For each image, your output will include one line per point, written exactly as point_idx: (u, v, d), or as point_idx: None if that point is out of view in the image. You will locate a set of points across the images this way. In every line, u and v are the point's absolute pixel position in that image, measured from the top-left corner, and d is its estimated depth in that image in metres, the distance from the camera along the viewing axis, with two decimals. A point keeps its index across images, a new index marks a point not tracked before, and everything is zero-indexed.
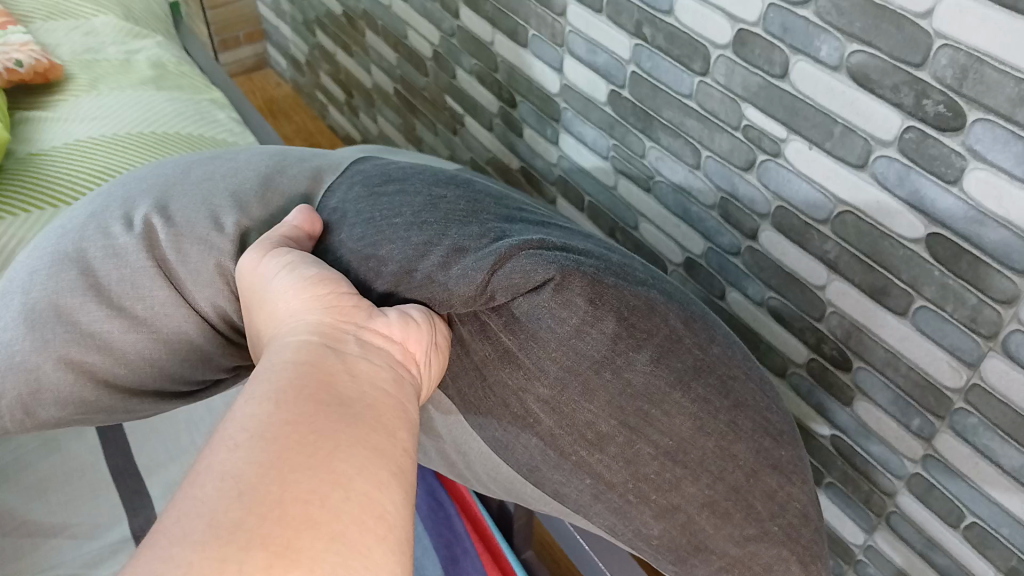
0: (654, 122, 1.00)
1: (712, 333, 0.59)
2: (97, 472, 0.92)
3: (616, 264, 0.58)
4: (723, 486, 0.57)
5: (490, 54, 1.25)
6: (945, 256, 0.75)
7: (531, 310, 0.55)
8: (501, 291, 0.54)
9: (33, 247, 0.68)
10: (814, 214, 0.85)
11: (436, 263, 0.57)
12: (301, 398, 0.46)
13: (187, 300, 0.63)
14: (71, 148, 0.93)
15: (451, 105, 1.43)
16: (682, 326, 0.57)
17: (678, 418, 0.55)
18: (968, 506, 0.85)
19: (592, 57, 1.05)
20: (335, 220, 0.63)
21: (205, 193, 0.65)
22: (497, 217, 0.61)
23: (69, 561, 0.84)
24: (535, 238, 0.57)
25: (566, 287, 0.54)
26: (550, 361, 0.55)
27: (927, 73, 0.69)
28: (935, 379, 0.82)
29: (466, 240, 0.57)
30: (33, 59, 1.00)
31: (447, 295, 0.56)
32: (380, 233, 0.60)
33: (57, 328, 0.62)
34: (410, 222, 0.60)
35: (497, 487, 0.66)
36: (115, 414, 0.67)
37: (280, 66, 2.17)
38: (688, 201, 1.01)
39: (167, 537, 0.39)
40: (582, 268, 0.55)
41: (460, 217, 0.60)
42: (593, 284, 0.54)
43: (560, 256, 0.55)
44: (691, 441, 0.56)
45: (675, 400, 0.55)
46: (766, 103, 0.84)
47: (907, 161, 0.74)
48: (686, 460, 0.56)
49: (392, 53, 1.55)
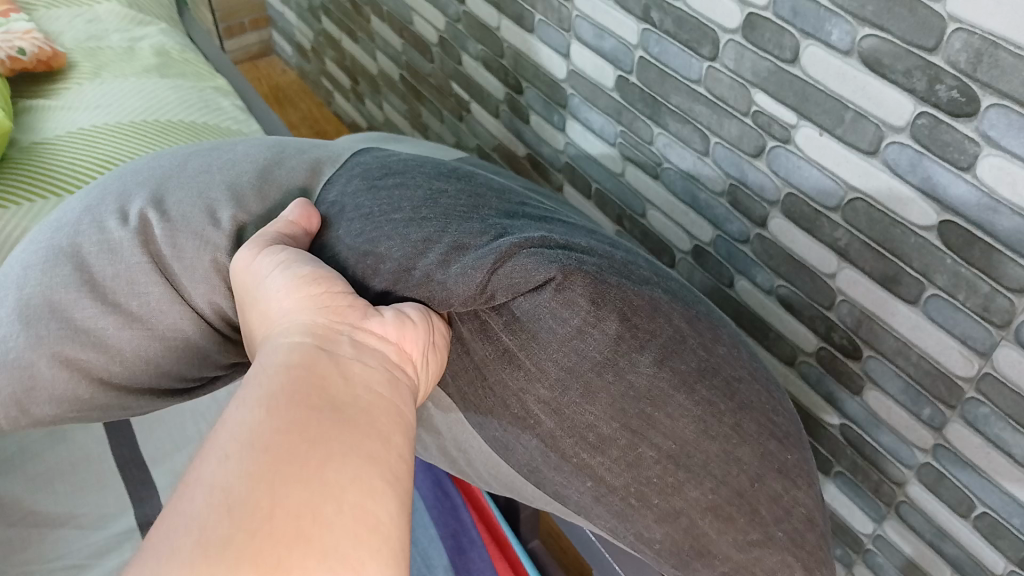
0: (662, 108, 0.99)
1: (717, 334, 0.58)
2: (103, 462, 0.92)
3: (618, 262, 0.57)
4: (726, 490, 0.55)
5: (496, 40, 1.24)
6: (958, 244, 0.74)
7: (532, 310, 0.54)
8: (501, 291, 0.54)
9: (28, 241, 0.67)
10: (825, 202, 0.84)
11: (435, 261, 0.56)
12: (293, 404, 0.45)
13: (184, 297, 0.63)
14: (75, 136, 0.92)
15: (456, 92, 1.42)
16: (686, 326, 0.56)
17: (680, 421, 0.54)
18: (979, 496, 0.84)
19: (599, 43, 1.03)
20: (333, 215, 0.63)
21: (202, 186, 0.65)
22: (498, 212, 0.60)
23: (74, 551, 0.84)
24: (537, 235, 0.56)
25: (567, 287, 0.53)
26: (551, 362, 0.54)
27: (940, 57, 0.68)
28: (946, 368, 0.81)
29: (466, 237, 0.57)
30: (36, 47, 1.00)
31: (446, 294, 0.55)
32: (379, 230, 0.59)
33: (52, 324, 0.62)
34: (409, 219, 0.59)
35: (499, 484, 0.65)
36: (110, 413, 0.67)
37: (285, 53, 2.16)
38: (697, 188, 1.00)
39: (157, 554, 0.38)
40: (584, 267, 0.54)
41: (460, 213, 0.59)
42: (595, 284, 0.54)
43: (561, 255, 0.54)
44: (694, 444, 0.55)
45: (678, 402, 0.54)
46: (776, 88, 0.83)
47: (919, 147, 0.73)
48: (689, 463, 0.55)
49: (398, 39, 1.54)
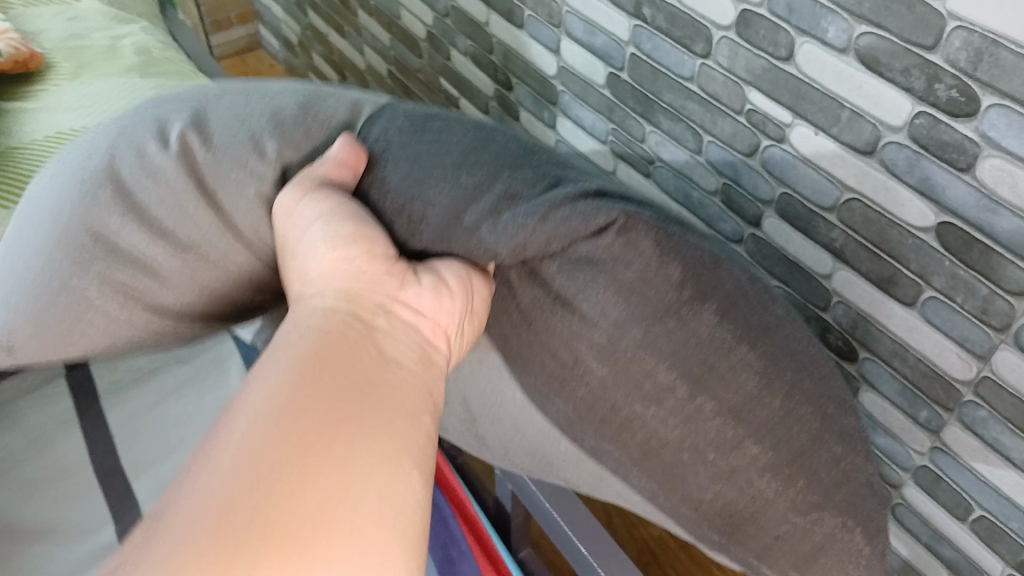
0: (654, 105, 0.97)
1: (774, 294, 0.56)
2: (85, 470, 0.85)
3: (676, 216, 0.56)
4: (785, 451, 0.54)
5: (486, 35, 1.22)
6: (956, 245, 0.73)
7: (592, 254, 0.52)
8: (558, 239, 0.52)
9: (59, 162, 0.64)
10: (820, 201, 0.82)
11: (486, 209, 0.54)
12: (319, 386, 0.44)
13: (228, 225, 0.60)
14: (52, 140, 0.90)
15: (445, 88, 1.40)
16: (748, 283, 0.54)
17: (743, 374, 0.53)
18: (976, 499, 0.83)
19: (590, 39, 1.01)
20: (373, 155, 0.59)
21: (243, 113, 0.61)
22: (552, 160, 0.58)
23: (59, 564, 0.78)
24: (592, 185, 0.55)
25: (632, 229, 0.52)
26: (612, 306, 0.52)
27: (938, 56, 0.66)
28: (944, 371, 0.80)
29: (520, 185, 0.55)
30: (12, 48, 0.97)
31: (494, 247, 0.54)
32: (426, 175, 0.56)
33: (96, 253, 0.60)
34: (458, 164, 0.56)
35: (526, 452, 0.65)
36: (164, 340, 0.67)
37: (273, 48, 2.14)
38: (690, 187, 0.98)
39: (163, 543, 0.38)
40: (647, 215, 0.53)
41: (512, 159, 0.56)
42: (660, 232, 0.53)
43: (624, 203, 0.53)
44: (755, 400, 0.53)
45: (741, 355, 0.52)
46: (770, 86, 0.81)
47: (917, 147, 0.71)
48: (748, 419, 0.53)
49: (385, 34, 1.52)
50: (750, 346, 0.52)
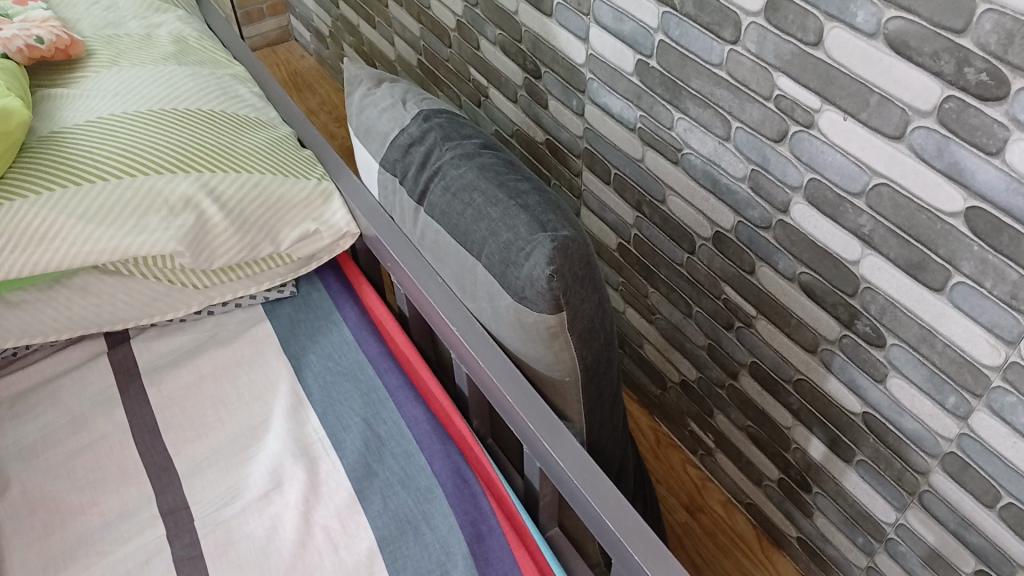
0: (681, 91, 0.96)
1: (571, 324, 0.77)
2: (126, 450, 0.85)
3: (574, 324, 0.78)
4: (581, 348, 0.80)
5: (515, 24, 1.20)
6: (985, 230, 0.72)
7: (507, 182, 0.84)
8: (456, 176, 0.86)
9: None
10: (849, 186, 0.82)
11: (419, 162, 0.90)
12: None
13: None
14: (94, 125, 0.91)
15: (475, 77, 1.40)
16: (579, 312, 0.77)
17: (587, 308, 0.78)
18: (1004, 486, 0.84)
19: (619, 26, 1.00)
20: (437, 137, 0.91)
21: None
22: (535, 192, 0.83)
23: (97, 539, 0.78)
24: (543, 217, 0.79)
25: (494, 268, 0.79)
26: (473, 189, 0.84)
27: (969, 39, 0.65)
28: (972, 357, 0.80)
29: (506, 218, 0.80)
30: (53, 35, 0.99)
31: (439, 167, 0.88)
32: (439, 159, 0.89)
33: None
34: (478, 213, 0.82)
35: (452, 271, 0.86)
36: None
37: (305, 39, 2.17)
38: (717, 173, 0.97)
39: None
40: (573, 305, 0.77)
41: (509, 180, 0.84)
42: (557, 305, 0.75)
43: (574, 304, 0.77)
44: (578, 321, 0.78)
45: (589, 307, 0.79)
46: (799, 71, 0.80)
47: (946, 131, 0.71)
48: (492, 305, 0.81)
49: (416, 25, 1.53)
50: (572, 338, 0.79)
